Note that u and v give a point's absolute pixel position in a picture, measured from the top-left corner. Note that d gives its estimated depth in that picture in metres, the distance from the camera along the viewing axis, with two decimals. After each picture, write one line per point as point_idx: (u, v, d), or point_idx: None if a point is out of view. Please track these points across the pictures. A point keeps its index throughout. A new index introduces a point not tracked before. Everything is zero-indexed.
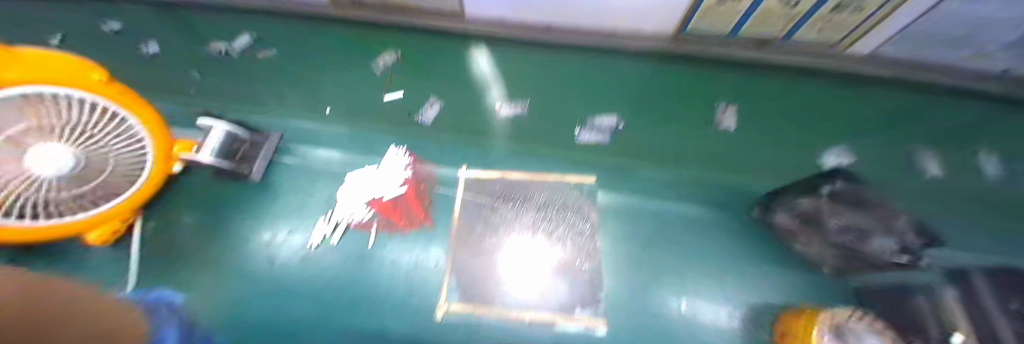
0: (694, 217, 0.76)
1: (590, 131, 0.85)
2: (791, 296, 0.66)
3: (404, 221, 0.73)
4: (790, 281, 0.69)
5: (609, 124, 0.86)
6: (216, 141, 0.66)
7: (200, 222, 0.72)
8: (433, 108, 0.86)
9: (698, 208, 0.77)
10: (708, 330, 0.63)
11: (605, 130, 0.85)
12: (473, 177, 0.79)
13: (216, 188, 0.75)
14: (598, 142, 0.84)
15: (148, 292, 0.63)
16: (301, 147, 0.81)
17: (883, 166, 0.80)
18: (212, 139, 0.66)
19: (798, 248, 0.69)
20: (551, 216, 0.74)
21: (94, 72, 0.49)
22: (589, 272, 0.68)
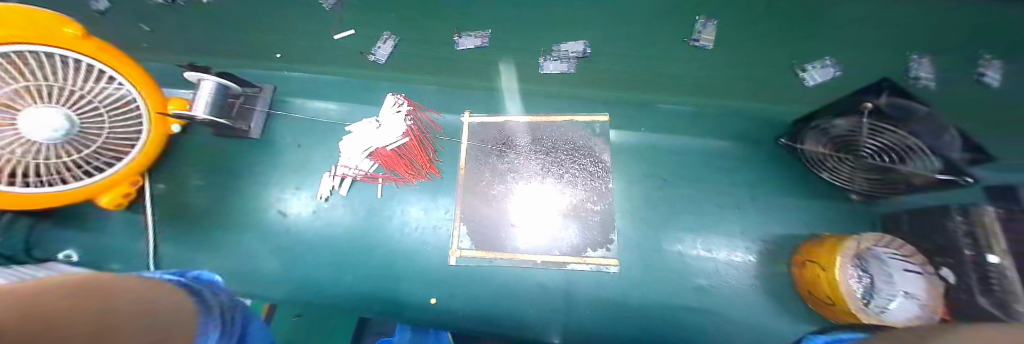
0: (717, 151, 0.71)
1: (553, 60, 0.72)
2: (810, 225, 0.65)
3: (409, 171, 0.70)
4: (812, 212, 0.66)
5: (574, 51, 0.71)
6: (207, 96, 0.63)
7: (206, 183, 0.71)
8: (388, 44, 0.74)
9: (721, 142, 0.71)
10: (724, 263, 0.62)
11: (571, 59, 0.72)
12: (477, 122, 0.74)
13: (217, 147, 0.74)
14: (561, 74, 0.72)
15: (182, 248, 0.67)
16: (294, 98, 0.76)
17: (987, 73, 0.64)
18: (204, 93, 0.62)
19: (829, 177, 0.64)
20: (560, 158, 0.70)
21: (65, 25, 0.46)
22: (601, 213, 0.66)
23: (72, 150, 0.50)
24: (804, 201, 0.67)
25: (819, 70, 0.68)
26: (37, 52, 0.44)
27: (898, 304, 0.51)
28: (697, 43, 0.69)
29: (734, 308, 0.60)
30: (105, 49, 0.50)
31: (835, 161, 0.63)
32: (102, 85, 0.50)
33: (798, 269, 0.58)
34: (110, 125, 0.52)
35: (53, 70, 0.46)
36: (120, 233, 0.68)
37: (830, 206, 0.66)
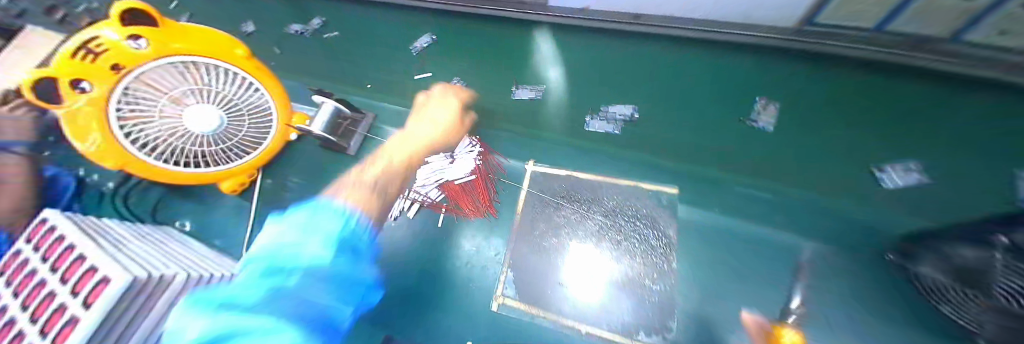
0: (801, 250, 0.63)
1: (600, 120, 0.79)
2: None
3: (469, 207, 0.74)
4: None
5: (623, 115, 0.78)
6: (327, 117, 0.80)
7: (302, 185, 0.83)
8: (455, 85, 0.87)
9: (808, 241, 0.64)
10: None
11: (618, 120, 0.78)
12: (541, 172, 0.77)
13: (317, 156, 0.86)
14: (605, 132, 0.78)
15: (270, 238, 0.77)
16: (386, 126, 0.88)
17: None
18: (324, 113, 0.79)
19: (949, 311, 0.52)
20: (619, 223, 0.68)
21: (236, 48, 0.69)
22: (659, 294, 0.61)
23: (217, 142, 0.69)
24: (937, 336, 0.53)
25: (899, 174, 0.65)
26: (206, 63, 0.66)
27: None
28: (756, 123, 0.73)
29: None
30: (256, 69, 0.72)
31: (959, 295, 0.50)
32: (248, 94, 0.71)
33: None
34: (247, 125, 0.72)
35: (220, 81, 0.67)
36: (228, 214, 0.81)
37: None
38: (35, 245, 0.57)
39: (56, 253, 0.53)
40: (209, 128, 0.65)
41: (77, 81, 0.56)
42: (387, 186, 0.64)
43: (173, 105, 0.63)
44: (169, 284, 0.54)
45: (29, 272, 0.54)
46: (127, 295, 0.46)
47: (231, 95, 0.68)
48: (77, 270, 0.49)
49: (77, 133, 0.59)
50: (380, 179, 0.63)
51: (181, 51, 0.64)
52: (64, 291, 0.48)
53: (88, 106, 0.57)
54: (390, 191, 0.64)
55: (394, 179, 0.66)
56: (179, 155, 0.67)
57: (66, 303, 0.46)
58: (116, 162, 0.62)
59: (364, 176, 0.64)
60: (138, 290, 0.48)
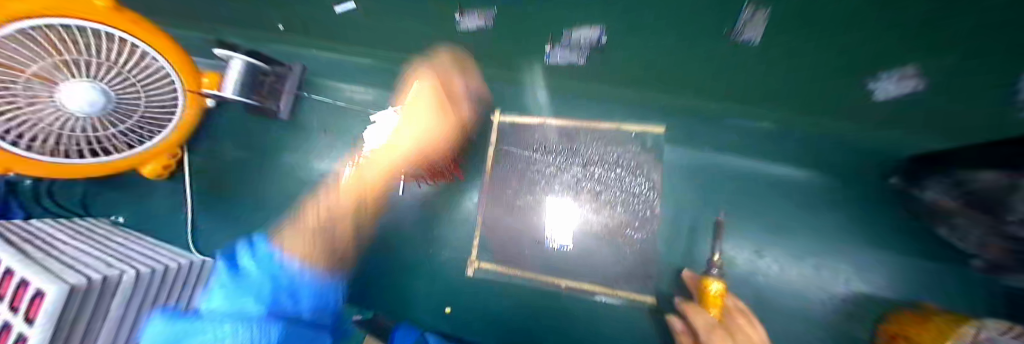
0: (777, 176, 0.61)
1: (562, 50, 0.60)
2: (880, 281, 0.56)
3: (432, 171, 0.64)
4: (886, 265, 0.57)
5: (588, 40, 0.57)
6: (236, 75, 0.60)
7: (243, 164, 0.74)
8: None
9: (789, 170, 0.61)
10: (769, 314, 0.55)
11: (581, 48, 0.59)
12: (508, 122, 0.66)
13: (248, 125, 0.74)
14: (570, 64, 0.62)
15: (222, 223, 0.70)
16: (321, 80, 0.74)
17: None
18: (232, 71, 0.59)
19: (946, 233, 0.50)
20: (600, 174, 0.61)
21: None
22: (640, 243, 0.57)
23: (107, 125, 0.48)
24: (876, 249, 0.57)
25: (894, 83, 0.45)
26: (75, 25, 0.38)
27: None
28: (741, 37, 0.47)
29: None
30: (139, 23, 0.44)
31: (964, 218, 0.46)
32: (139, 65, 0.45)
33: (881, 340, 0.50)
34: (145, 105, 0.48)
35: (94, 47, 0.40)
36: (167, 203, 0.72)
37: (910, 262, 0.56)
38: None
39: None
40: (91, 105, 0.40)
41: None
42: (332, 242, 0.49)
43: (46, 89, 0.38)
44: (119, 285, 0.42)
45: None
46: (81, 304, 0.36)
47: (109, 63, 0.42)
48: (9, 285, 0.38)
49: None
50: (327, 214, 0.50)
51: (42, 10, 0.35)
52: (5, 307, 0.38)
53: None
54: (341, 225, 0.51)
55: (343, 223, 0.51)
56: (57, 143, 0.46)
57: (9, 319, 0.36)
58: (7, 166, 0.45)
59: (310, 214, 0.50)
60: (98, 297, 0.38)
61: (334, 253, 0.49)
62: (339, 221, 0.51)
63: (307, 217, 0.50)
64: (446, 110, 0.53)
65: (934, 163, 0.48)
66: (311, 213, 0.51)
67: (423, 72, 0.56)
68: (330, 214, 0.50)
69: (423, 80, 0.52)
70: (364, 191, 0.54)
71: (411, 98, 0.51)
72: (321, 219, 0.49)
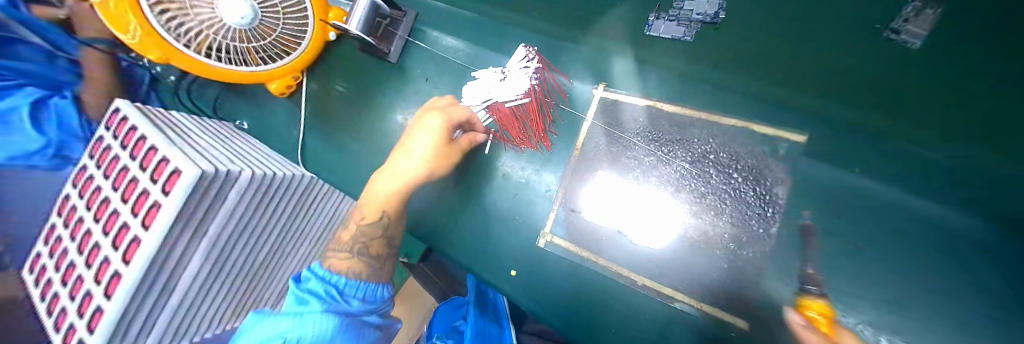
0: None
1: (668, 21, 0.60)
2: None
3: (520, 135, 0.65)
4: None
5: (701, 13, 0.58)
6: (362, 12, 0.64)
7: (344, 96, 0.79)
8: None
9: None
10: None
11: (690, 22, 0.59)
12: (611, 99, 0.62)
13: (355, 61, 0.78)
14: (673, 39, 0.61)
15: (325, 146, 0.79)
16: (429, 30, 0.74)
17: None
18: (359, 8, 0.63)
19: None
20: (708, 175, 0.53)
21: None
22: (744, 261, 0.49)
23: (257, 38, 0.59)
24: None
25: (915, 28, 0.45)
26: None
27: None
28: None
29: None
30: None
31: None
32: None
33: None
34: (281, 21, 0.59)
35: None
36: (278, 119, 0.82)
37: None
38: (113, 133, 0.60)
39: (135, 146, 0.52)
40: (244, 21, 0.52)
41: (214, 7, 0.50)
42: (368, 247, 0.59)
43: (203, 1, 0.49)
44: (236, 180, 0.50)
45: (115, 155, 0.56)
46: (198, 188, 0.44)
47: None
48: (152, 158, 0.47)
49: (116, 25, 0.49)
50: (360, 231, 0.59)
51: None
52: (145, 177, 0.47)
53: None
54: (376, 239, 0.60)
55: (379, 239, 0.60)
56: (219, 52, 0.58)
57: (149, 189, 0.44)
58: (161, 59, 0.54)
59: (347, 237, 0.60)
60: (210, 182, 0.46)
61: (359, 246, 0.58)
62: (382, 211, 0.60)
63: (345, 238, 0.60)
64: (451, 146, 0.62)
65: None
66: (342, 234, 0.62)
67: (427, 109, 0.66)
68: (362, 236, 0.59)
69: (433, 115, 0.61)
70: (389, 202, 0.61)
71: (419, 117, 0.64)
72: (354, 234, 0.60)
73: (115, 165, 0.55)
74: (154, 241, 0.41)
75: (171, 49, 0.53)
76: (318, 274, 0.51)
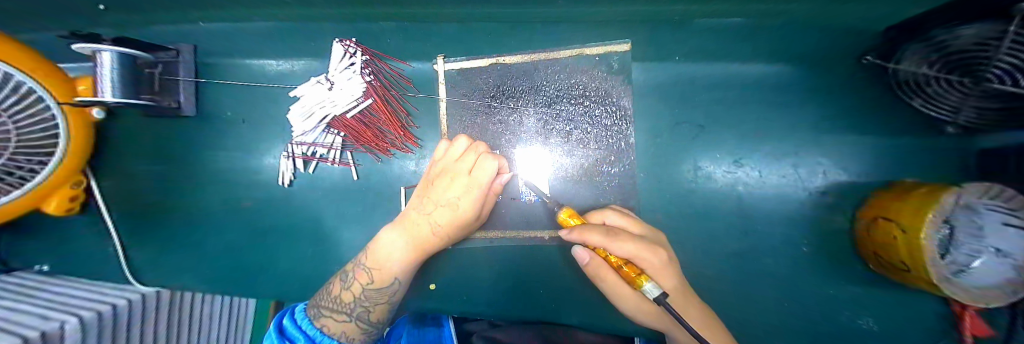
0: (754, 78, 0.55)
1: None
2: (863, 168, 0.53)
3: (381, 142, 0.57)
4: (872, 152, 0.53)
5: None
6: (112, 73, 0.47)
7: (164, 177, 0.64)
8: None
9: (764, 66, 0.55)
10: (749, 222, 0.55)
11: None
12: (456, 69, 0.57)
13: (156, 131, 0.63)
14: None
15: (166, 244, 0.64)
16: (224, 61, 0.61)
17: None
18: (105, 69, 0.47)
19: (919, 105, 0.48)
20: (566, 111, 0.54)
21: None
22: (618, 177, 0.54)
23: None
24: (858, 138, 0.54)
25: None
26: None
27: (983, 263, 0.35)
28: None
29: (766, 270, 0.54)
30: None
31: (940, 85, 0.42)
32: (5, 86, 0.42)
33: (859, 224, 0.49)
34: (26, 137, 0.45)
35: None
36: (97, 238, 0.63)
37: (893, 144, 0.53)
38: None
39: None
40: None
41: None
42: (370, 311, 0.47)
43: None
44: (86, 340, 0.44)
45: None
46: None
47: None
48: None
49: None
50: (365, 295, 0.46)
51: None
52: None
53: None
54: (379, 304, 0.47)
55: (385, 302, 0.47)
56: None
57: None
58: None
59: (348, 297, 0.46)
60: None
61: (361, 313, 0.46)
62: (396, 274, 0.47)
63: (345, 295, 0.46)
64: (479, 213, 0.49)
65: (907, 33, 0.44)
66: (339, 288, 0.48)
67: (450, 162, 0.49)
68: (365, 300, 0.46)
69: (489, 158, 0.45)
70: (423, 247, 0.48)
71: (467, 167, 0.46)
72: (357, 296, 0.46)
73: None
74: None
75: None
76: (307, 334, 0.43)
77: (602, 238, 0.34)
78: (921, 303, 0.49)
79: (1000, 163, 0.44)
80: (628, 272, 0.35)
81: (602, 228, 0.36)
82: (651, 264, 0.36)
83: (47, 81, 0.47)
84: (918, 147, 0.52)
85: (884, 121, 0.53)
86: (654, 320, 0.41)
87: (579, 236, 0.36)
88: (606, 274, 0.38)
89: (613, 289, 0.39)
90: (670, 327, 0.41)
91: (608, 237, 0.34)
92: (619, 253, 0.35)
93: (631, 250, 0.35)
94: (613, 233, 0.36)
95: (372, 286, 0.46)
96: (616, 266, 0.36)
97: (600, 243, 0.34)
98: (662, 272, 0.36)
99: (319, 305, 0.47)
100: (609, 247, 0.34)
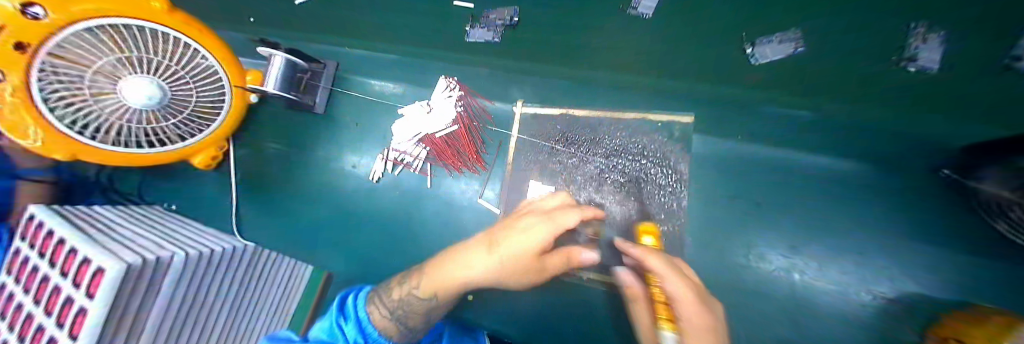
0: (813, 166, 0.57)
1: (479, 28, 0.61)
2: (933, 280, 0.51)
3: (455, 160, 0.67)
4: (942, 264, 0.52)
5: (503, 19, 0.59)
6: (276, 71, 0.62)
7: (281, 156, 0.79)
8: None
9: (823, 159, 0.57)
10: (800, 310, 0.53)
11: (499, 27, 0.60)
12: (531, 113, 0.66)
13: (287, 119, 0.79)
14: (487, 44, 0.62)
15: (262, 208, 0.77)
16: (352, 75, 0.77)
17: None
18: (274, 68, 0.61)
19: (1004, 229, 0.48)
20: (623, 165, 0.60)
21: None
22: (666, 235, 0.56)
23: (168, 115, 0.49)
24: (928, 248, 0.52)
25: None
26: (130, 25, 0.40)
27: None
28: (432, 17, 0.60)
29: None
30: (189, 21, 0.46)
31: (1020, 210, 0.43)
32: (191, 57, 0.47)
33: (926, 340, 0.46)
34: (196, 96, 0.50)
35: (157, 49, 0.43)
36: (214, 192, 0.78)
37: (968, 263, 0.51)
38: (32, 241, 0.44)
39: (52, 247, 0.40)
40: (150, 99, 0.42)
41: (26, 4, 0.33)
42: (408, 314, 0.49)
43: (111, 86, 0.40)
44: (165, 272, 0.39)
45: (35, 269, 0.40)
46: (126, 291, 0.32)
47: (158, 56, 0.43)
48: (63, 252, 0.38)
49: (9, 129, 0.40)
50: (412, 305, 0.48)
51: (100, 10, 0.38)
52: (58, 274, 0.37)
53: (11, 98, 0.37)
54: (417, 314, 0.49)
55: (423, 314, 0.50)
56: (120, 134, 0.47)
57: (63, 291, 0.34)
58: (66, 154, 0.44)
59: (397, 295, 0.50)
60: (139, 278, 0.33)
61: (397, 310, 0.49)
62: (443, 290, 0.48)
63: (396, 293, 0.51)
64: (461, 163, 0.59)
65: (984, 153, 0.46)
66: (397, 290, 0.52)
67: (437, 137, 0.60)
68: (407, 305, 0.49)
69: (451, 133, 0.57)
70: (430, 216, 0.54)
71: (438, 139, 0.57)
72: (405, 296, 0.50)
73: (15, 303, 0.40)
74: (95, 320, 0.29)
75: (76, 145, 0.44)
76: (357, 316, 0.49)
77: (657, 268, 0.37)
78: None
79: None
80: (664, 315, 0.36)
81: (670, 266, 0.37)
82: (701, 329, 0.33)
83: (227, 64, 0.52)
84: (996, 272, 0.50)
85: (959, 236, 0.52)
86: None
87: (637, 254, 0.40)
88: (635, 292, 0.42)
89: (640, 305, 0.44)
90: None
91: (670, 273, 0.36)
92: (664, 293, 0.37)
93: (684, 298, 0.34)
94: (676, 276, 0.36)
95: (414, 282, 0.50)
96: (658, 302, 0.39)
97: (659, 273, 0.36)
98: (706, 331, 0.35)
99: (372, 300, 0.51)
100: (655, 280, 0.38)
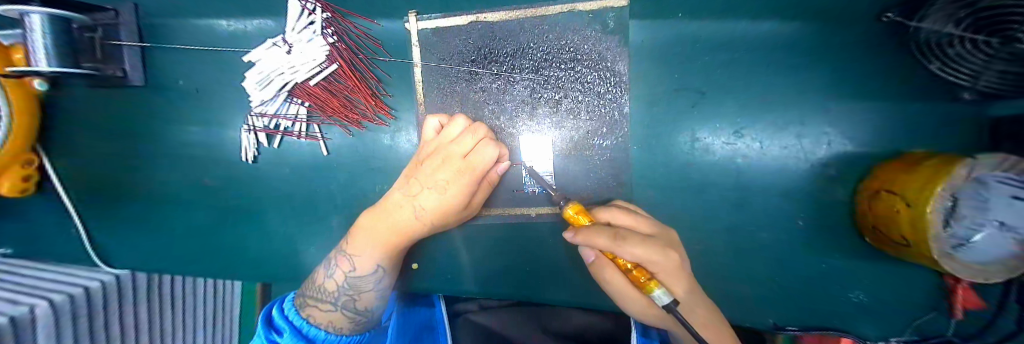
0: (761, 38, 0.49)
1: None
2: (876, 139, 0.48)
3: (349, 113, 0.52)
4: (887, 119, 0.48)
5: None
6: (46, 40, 0.41)
7: (120, 155, 0.59)
8: None
9: (775, 26, 0.49)
10: (740, 196, 0.52)
11: None
12: (430, 30, 0.50)
13: (102, 104, 0.57)
14: None
15: (132, 225, 0.61)
16: (170, 21, 0.54)
17: None
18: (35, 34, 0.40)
19: (936, 69, 0.43)
20: (554, 78, 0.49)
21: None
22: (610, 150, 0.50)
23: None
24: (875, 104, 0.49)
25: None
26: None
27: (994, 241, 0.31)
28: None
29: (753, 244, 0.53)
30: None
31: (960, 47, 0.37)
32: None
33: (861, 196, 0.47)
34: None
35: None
36: (54, 221, 0.60)
37: (915, 112, 0.47)
38: None
39: None
40: None
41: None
42: (356, 299, 0.44)
43: None
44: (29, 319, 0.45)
45: None
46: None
47: None
48: None
49: None
50: (348, 283, 0.43)
51: None
52: None
53: None
54: (364, 292, 0.44)
55: (372, 291, 0.45)
56: None
57: None
58: None
59: (331, 285, 0.44)
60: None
61: (341, 301, 0.44)
62: (378, 263, 0.44)
63: (327, 284, 0.44)
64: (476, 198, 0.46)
65: None
66: (322, 276, 0.46)
67: (433, 136, 0.45)
68: (350, 289, 0.44)
69: (466, 140, 0.40)
70: (400, 235, 0.43)
71: (462, 151, 0.40)
72: (339, 284, 0.44)
73: None
74: None
75: None
76: (294, 324, 0.41)
77: (608, 242, 0.28)
78: (904, 277, 0.48)
79: (1016, 135, 0.40)
80: (637, 277, 0.30)
81: (610, 229, 0.30)
82: (665, 267, 0.30)
83: None
84: (945, 114, 0.46)
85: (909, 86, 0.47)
86: (658, 320, 0.36)
87: (584, 241, 0.30)
88: (612, 278, 0.33)
89: (619, 290, 0.33)
90: (672, 326, 0.37)
91: (616, 242, 0.28)
92: (627, 256, 0.28)
93: (640, 254, 0.28)
94: (620, 234, 0.29)
95: (354, 267, 0.44)
96: (623, 269, 0.31)
97: (607, 248, 0.28)
98: (673, 276, 0.31)
99: (307, 295, 0.45)
100: (615, 252, 0.28)
